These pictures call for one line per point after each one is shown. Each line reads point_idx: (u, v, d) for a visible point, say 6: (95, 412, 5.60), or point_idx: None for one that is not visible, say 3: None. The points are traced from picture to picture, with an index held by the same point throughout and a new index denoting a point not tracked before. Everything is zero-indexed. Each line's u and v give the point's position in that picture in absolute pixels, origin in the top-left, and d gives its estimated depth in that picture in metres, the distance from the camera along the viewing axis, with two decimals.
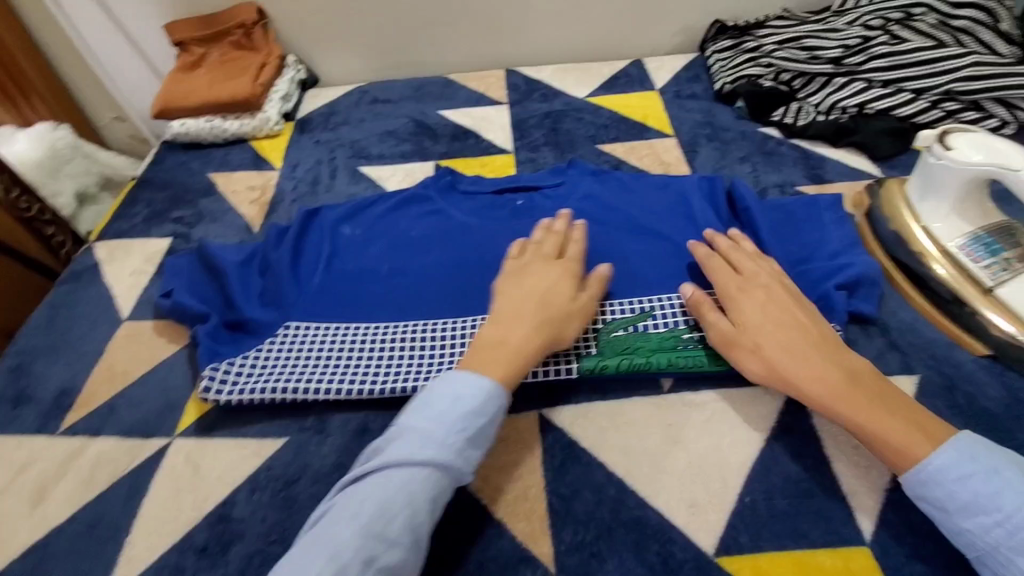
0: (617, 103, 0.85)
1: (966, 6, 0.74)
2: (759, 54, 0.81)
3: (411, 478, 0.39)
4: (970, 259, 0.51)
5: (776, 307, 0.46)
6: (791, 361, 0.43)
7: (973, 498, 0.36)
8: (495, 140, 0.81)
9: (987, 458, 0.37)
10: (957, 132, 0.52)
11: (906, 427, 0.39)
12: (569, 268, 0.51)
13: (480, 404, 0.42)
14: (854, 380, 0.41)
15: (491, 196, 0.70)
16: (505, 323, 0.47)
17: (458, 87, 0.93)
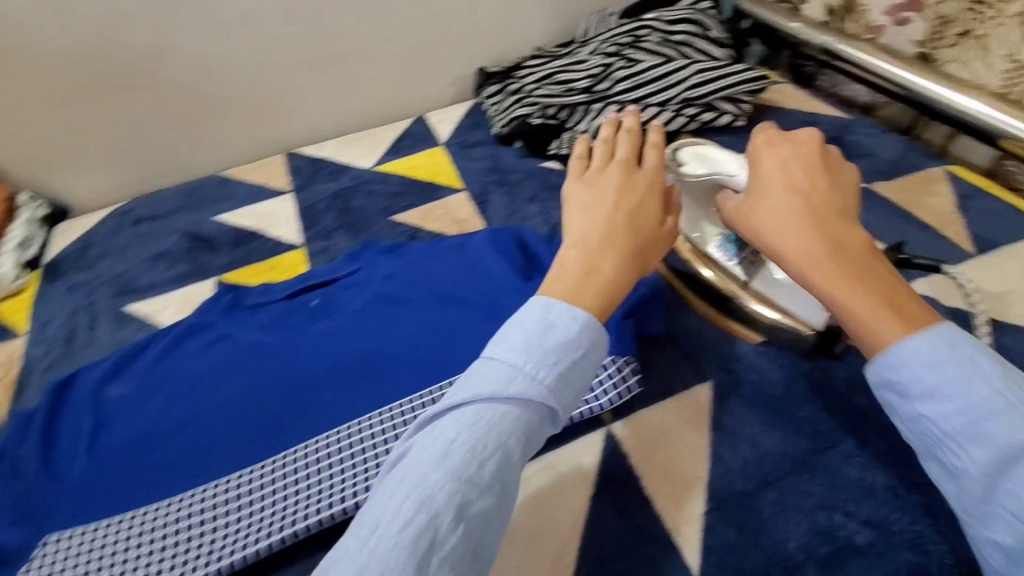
0: (405, 166, 0.84)
1: (679, 23, 0.83)
2: (523, 94, 0.84)
3: (520, 409, 0.35)
4: (725, 259, 0.53)
5: (797, 167, 0.42)
6: (770, 224, 0.40)
7: (939, 386, 0.32)
8: (285, 238, 0.74)
9: (967, 350, 0.32)
10: (687, 147, 0.55)
11: (877, 302, 0.35)
12: (654, 183, 0.49)
13: (576, 336, 0.38)
14: (834, 251, 0.37)
15: (282, 303, 0.65)
16: (593, 247, 0.43)
17: (235, 182, 0.85)
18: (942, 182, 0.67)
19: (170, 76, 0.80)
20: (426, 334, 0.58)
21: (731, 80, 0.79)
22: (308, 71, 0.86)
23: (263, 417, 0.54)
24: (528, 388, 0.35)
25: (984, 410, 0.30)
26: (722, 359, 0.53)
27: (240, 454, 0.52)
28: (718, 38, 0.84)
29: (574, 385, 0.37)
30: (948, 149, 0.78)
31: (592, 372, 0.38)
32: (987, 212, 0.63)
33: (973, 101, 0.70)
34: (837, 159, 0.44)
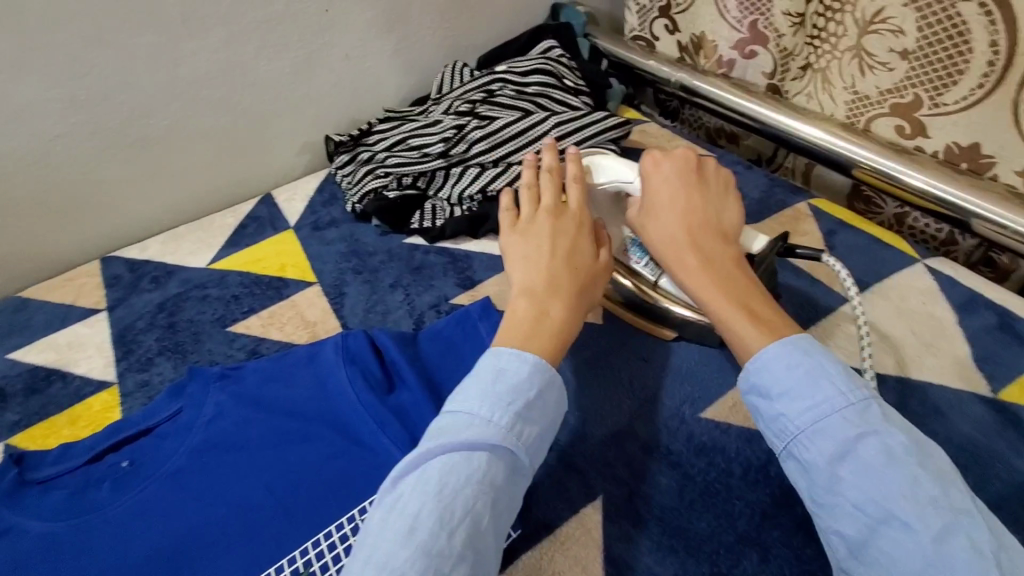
0: (247, 260, 0.73)
1: (533, 73, 0.79)
2: (375, 164, 0.76)
3: (488, 460, 0.36)
4: (633, 262, 0.55)
5: (683, 192, 0.49)
6: (662, 246, 0.48)
7: (794, 383, 0.38)
8: (90, 372, 0.61)
9: (817, 354, 0.39)
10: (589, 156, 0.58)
11: (745, 313, 0.42)
12: (581, 221, 0.51)
13: (531, 376, 0.40)
14: (709, 269, 0.45)
15: (83, 469, 0.51)
16: (541, 296, 0.45)
17: (35, 305, 0.70)
18: (809, 218, 0.66)
19: None
20: (264, 494, 0.48)
21: (593, 129, 0.74)
22: (116, 162, 0.73)
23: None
24: (487, 436, 0.37)
25: (829, 403, 0.37)
26: (611, 468, 0.46)
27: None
28: (573, 86, 0.80)
29: (536, 424, 0.39)
30: (810, 176, 0.78)
31: (550, 410, 0.41)
32: (853, 248, 0.62)
33: (822, 133, 0.70)
34: (717, 174, 0.51)
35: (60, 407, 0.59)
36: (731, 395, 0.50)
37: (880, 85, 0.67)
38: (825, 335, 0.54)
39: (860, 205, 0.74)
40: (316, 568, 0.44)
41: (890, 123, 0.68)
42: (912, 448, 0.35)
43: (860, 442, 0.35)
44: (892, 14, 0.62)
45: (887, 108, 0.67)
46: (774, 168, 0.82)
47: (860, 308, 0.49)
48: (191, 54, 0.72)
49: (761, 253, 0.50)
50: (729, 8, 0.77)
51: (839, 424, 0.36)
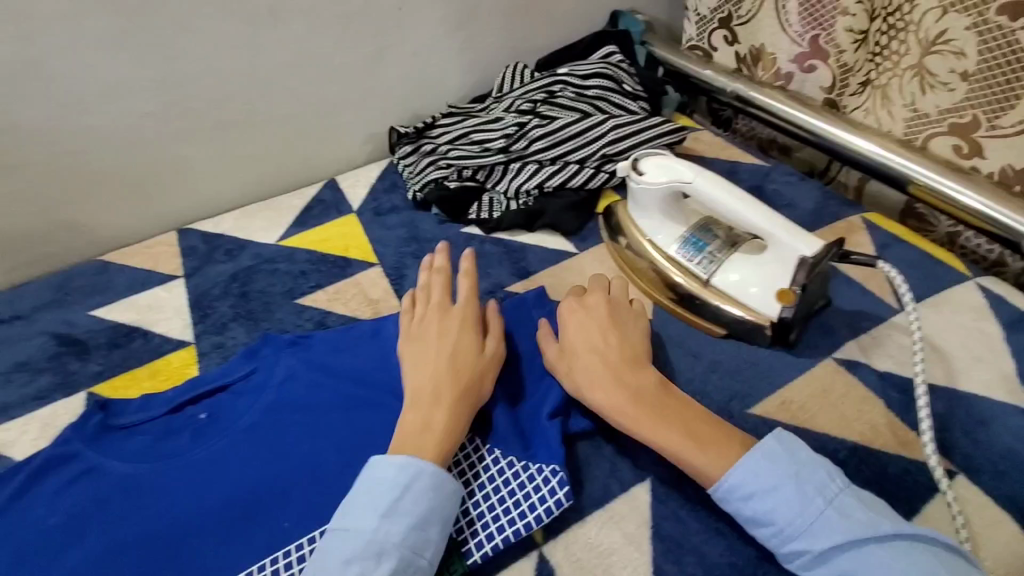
0: (313, 239, 0.77)
1: (593, 77, 0.82)
2: (437, 156, 0.79)
3: (361, 573, 0.38)
4: (686, 259, 0.58)
5: (597, 326, 0.51)
6: (591, 388, 0.47)
7: (754, 513, 0.40)
8: (169, 332, 0.66)
9: (764, 476, 0.41)
10: (646, 156, 0.60)
11: (686, 442, 0.43)
12: (465, 316, 0.53)
13: (399, 476, 0.42)
14: (641, 404, 0.45)
15: (165, 418, 0.56)
16: (423, 403, 0.47)
17: (117, 268, 0.76)
18: (862, 231, 0.67)
19: (27, 154, 0.70)
20: (332, 451, 0.51)
21: (649, 134, 0.77)
22: (198, 140, 0.79)
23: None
24: (362, 545, 0.39)
25: (789, 526, 0.39)
26: (660, 453, 0.48)
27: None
28: (632, 91, 0.83)
29: (414, 518, 0.41)
30: (863, 191, 0.79)
31: (434, 500, 0.42)
32: (907, 263, 0.62)
33: (879, 150, 0.71)
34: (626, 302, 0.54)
35: (142, 361, 0.63)
36: (778, 394, 0.52)
37: (941, 104, 0.67)
38: (875, 343, 0.55)
39: (912, 222, 0.75)
40: None
41: (947, 142, 0.68)
42: (873, 545, 0.37)
43: (826, 554, 0.38)
44: (954, 36, 0.63)
45: (945, 127, 0.68)
46: (826, 181, 0.83)
47: (916, 320, 0.51)
48: (275, 43, 0.77)
49: (816, 255, 0.51)
50: (791, 22, 0.78)
51: (805, 543, 0.39)
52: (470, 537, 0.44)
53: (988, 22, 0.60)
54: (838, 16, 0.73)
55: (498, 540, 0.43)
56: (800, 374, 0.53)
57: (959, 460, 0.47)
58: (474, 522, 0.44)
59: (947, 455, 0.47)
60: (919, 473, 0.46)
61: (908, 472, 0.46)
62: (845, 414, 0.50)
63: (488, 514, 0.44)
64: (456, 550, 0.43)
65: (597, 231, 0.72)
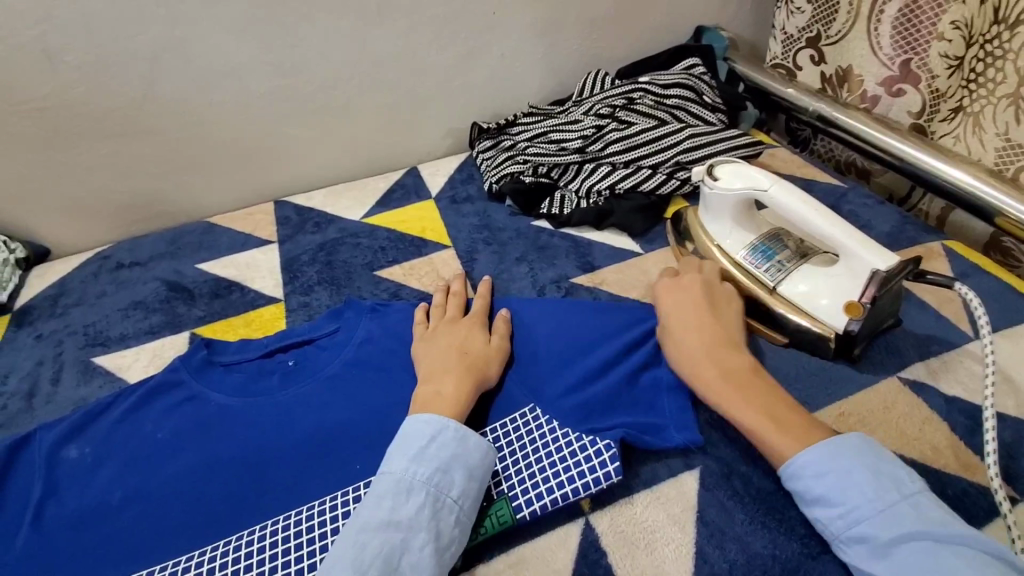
0: (393, 219, 0.83)
1: (674, 87, 0.83)
2: (516, 151, 0.84)
3: (392, 507, 0.42)
4: (753, 266, 0.59)
5: (691, 304, 0.55)
6: (681, 357, 0.51)
7: (822, 492, 0.42)
8: (263, 288, 0.73)
9: (842, 458, 0.42)
10: (723, 163, 0.61)
11: (758, 415, 0.46)
12: (474, 322, 0.59)
13: (427, 429, 0.46)
14: (727, 372, 0.49)
15: (258, 360, 0.62)
16: (435, 377, 0.52)
17: (221, 230, 0.84)
18: (940, 257, 0.65)
19: (158, 123, 0.80)
20: (401, 408, 0.56)
21: (723, 146, 0.79)
22: (301, 122, 0.86)
23: (211, 494, 0.52)
24: (396, 483, 0.43)
25: (859, 510, 0.40)
26: (712, 445, 0.49)
27: (183, 536, 0.49)
28: (711, 103, 0.84)
29: (440, 464, 0.44)
30: (945, 220, 0.77)
31: (458, 450, 0.46)
32: (985, 293, 0.61)
33: (966, 177, 0.69)
34: (723, 293, 0.57)
35: (238, 311, 0.71)
36: (838, 406, 0.52)
37: None
38: (944, 367, 0.54)
39: (998, 256, 0.72)
40: None
41: None
42: (949, 545, 0.37)
43: (890, 542, 0.38)
44: None
45: None
46: (906, 208, 0.81)
47: (989, 347, 0.50)
48: (379, 38, 0.84)
49: (889, 270, 0.50)
50: (882, 44, 0.78)
51: (873, 529, 0.39)
52: (521, 495, 0.47)
53: None
54: (932, 41, 0.72)
55: (547, 501, 0.46)
56: (861, 389, 0.53)
57: (1022, 488, 0.46)
58: (526, 481, 0.47)
59: (1011, 484, 0.46)
60: (979, 497, 0.45)
61: (968, 495, 0.46)
62: (907, 432, 0.50)
63: (539, 479, 0.47)
64: (506, 503, 0.46)
65: (664, 235, 0.74)
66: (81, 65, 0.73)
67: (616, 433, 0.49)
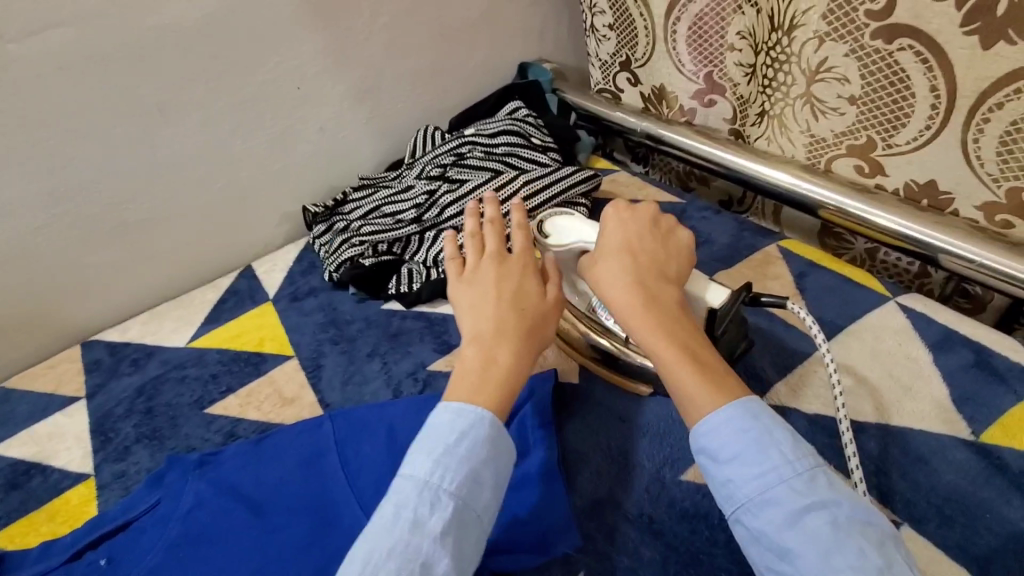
0: (226, 335, 0.73)
1: (501, 134, 0.80)
2: (350, 233, 0.76)
3: (414, 520, 0.38)
4: (603, 316, 0.56)
5: (637, 232, 0.51)
6: (610, 287, 0.49)
7: (740, 450, 0.40)
8: (69, 464, 0.61)
9: (765, 418, 0.41)
10: (550, 217, 0.57)
11: (681, 356, 0.44)
12: (526, 263, 0.52)
13: (458, 419, 0.43)
14: (655, 307, 0.46)
15: (64, 566, 0.51)
16: (489, 342, 0.47)
17: (18, 395, 0.71)
18: (780, 261, 0.66)
19: None
20: None
21: (561, 186, 0.76)
22: (96, 247, 0.74)
23: None
24: (423, 490, 0.40)
25: (777, 474, 0.39)
26: (591, 542, 0.46)
27: None
28: (542, 143, 0.82)
29: (468, 465, 0.41)
30: (780, 216, 0.79)
31: (486, 450, 0.42)
32: (825, 290, 0.62)
33: (784, 176, 0.71)
34: (674, 227, 0.53)
35: (39, 502, 0.59)
36: None
37: (834, 128, 0.68)
38: (802, 383, 0.53)
39: (832, 241, 0.74)
40: None
41: (848, 163, 0.69)
42: (855, 519, 0.37)
43: (805, 511, 0.37)
44: (835, 63, 0.64)
45: (844, 150, 0.69)
46: (744, 209, 0.83)
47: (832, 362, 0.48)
48: (167, 140, 0.74)
49: (724, 304, 0.49)
50: (684, 61, 0.79)
51: (786, 494, 0.38)
52: None
53: (865, 47, 0.61)
54: (726, 52, 0.74)
55: None
56: None
57: (899, 507, 0.45)
58: None
59: (885, 502, 0.45)
60: None
61: None
62: None
63: None
64: None
65: None
66: None
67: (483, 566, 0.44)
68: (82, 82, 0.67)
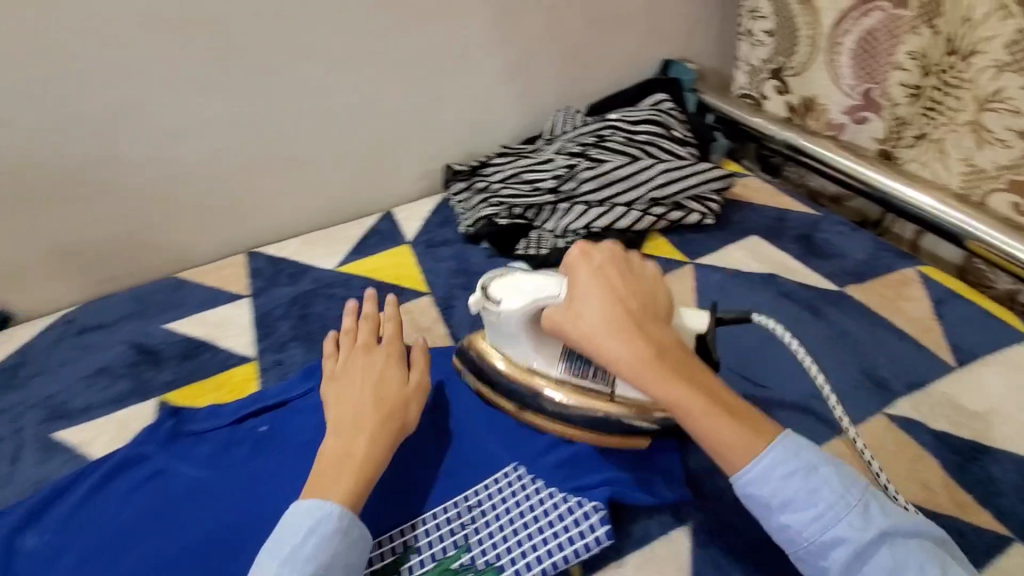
0: (369, 267, 0.81)
1: (644, 123, 0.84)
2: (490, 194, 0.83)
3: None
4: (579, 377, 0.52)
5: (614, 276, 0.50)
6: (610, 342, 0.47)
7: (795, 496, 0.41)
8: (235, 348, 0.71)
9: (805, 454, 0.43)
10: (492, 284, 0.55)
11: (707, 408, 0.44)
12: (391, 354, 0.57)
13: (306, 520, 0.43)
14: (664, 356, 0.46)
15: (229, 428, 0.60)
16: (347, 432, 0.49)
17: (192, 285, 0.82)
18: (916, 284, 0.68)
19: (123, 180, 0.77)
20: None
21: (697, 180, 0.78)
22: (271, 169, 0.84)
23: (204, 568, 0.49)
24: None
25: (833, 512, 0.41)
26: (704, 499, 0.50)
27: None
28: (680, 137, 0.84)
29: (314, 564, 0.41)
30: (918, 245, 0.78)
31: (336, 547, 0.43)
32: (956, 318, 0.64)
33: (930, 201, 0.70)
34: (640, 261, 0.53)
35: (209, 373, 0.68)
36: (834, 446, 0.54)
37: (998, 161, 0.67)
38: (927, 401, 0.57)
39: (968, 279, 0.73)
40: (417, 543, 0.48)
41: (1006, 199, 0.68)
42: (910, 540, 0.40)
43: (870, 543, 0.40)
44: (1012, 95, 0.64)
45: (1004, 184, 0.67)
46: (878, 232, 0.83)
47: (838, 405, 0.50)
48: (348, 86, 0.83)
49: (707, 330, 0.52)
50: (843, 75, 0.80)
51: (848, 530, 0.40)
52: (511, 565, 0.46)
53: None
54: (891, 71, 0.74)
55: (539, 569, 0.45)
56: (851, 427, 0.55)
57: (1013, 525, 0.48)
58: (513, 548, 0.47)
59: (1002, 521, 0.48)
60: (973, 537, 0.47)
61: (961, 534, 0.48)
62: (897, 470, 0.52)
63: (527, 546, 0.46)
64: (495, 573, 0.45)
65: None
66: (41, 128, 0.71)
67: (603, 492, 0.48)
68: (292, 23, 0.76)
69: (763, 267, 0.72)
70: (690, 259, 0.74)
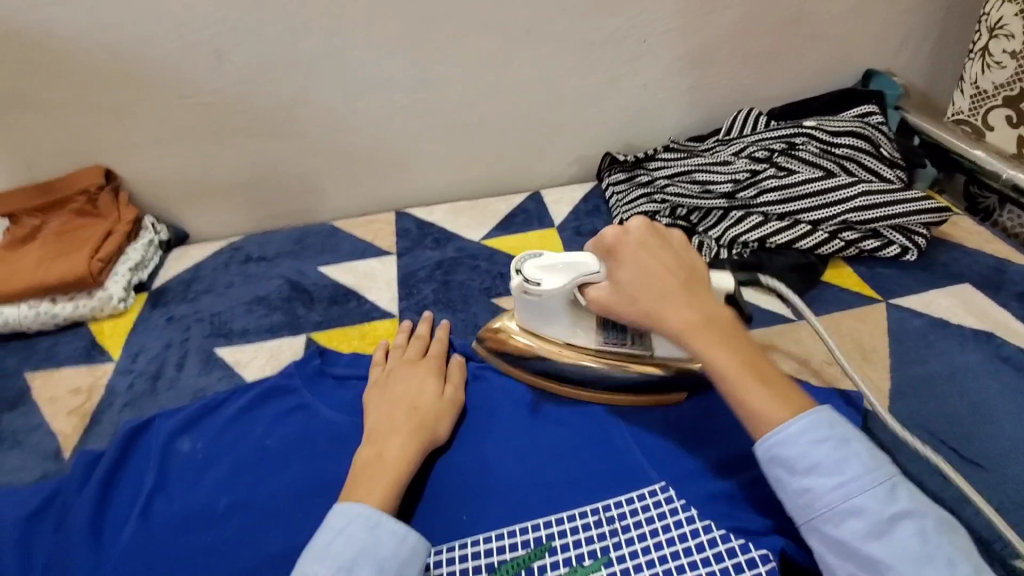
0: (514, 245, 0.80)
1: (845, 134, 0.74)
2: (654, 190, 0.77)
3: None
4: (613, 344, 0.54)
5: (652, 258, 0.50)
6: (659, 313, 0.49)
7: (821, 461, 0.41)
8: (379, 301, 0.72)
9: (840, 428, 0.43)
10: (529, 265, 0.53)
11: (747, 375, 0.45)
12: (436, 368, 0.57)
13: (337, 520, 0.43)
14: (705, 325, 0.47)
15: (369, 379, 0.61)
16: (381, 438, 0.49)
17: (344, 234, 0.84)
18: None
19: (302, 126, 0.80)
20: (514, 459, 0.53)
21: (905, 207, 0.67)
22: (434, 135, 0.85)
23: None
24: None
25: (858, 483, 0.40)
26: None
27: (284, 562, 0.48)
28: (889, 156, 0.74)
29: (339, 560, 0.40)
30: None
31: (364, 542, 0.41)
32: None
33: None
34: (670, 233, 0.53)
35: (354, 321, 0.70)
36: None
37: None
38: None
39: None
40: (554, 542, 0.47)
41: None
42: (936, 526, 0.39)
43: (892, 518, 0.39)
44: None
45: None
46: None
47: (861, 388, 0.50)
48: (524, 60, 0.81)
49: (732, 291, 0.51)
50: None
51: (871, 501, 0.40)
52: None
53: None
54: None
55: None
56: None
57: None
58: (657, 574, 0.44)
59: None
60: None
61: None
62: None
63: None
64: None
65: (824, 300, 0.65)
66: (245, 68, 0.75)
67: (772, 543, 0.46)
68: None
69: (976, 321, 0.61)
70: (881, 296, 0.65)
